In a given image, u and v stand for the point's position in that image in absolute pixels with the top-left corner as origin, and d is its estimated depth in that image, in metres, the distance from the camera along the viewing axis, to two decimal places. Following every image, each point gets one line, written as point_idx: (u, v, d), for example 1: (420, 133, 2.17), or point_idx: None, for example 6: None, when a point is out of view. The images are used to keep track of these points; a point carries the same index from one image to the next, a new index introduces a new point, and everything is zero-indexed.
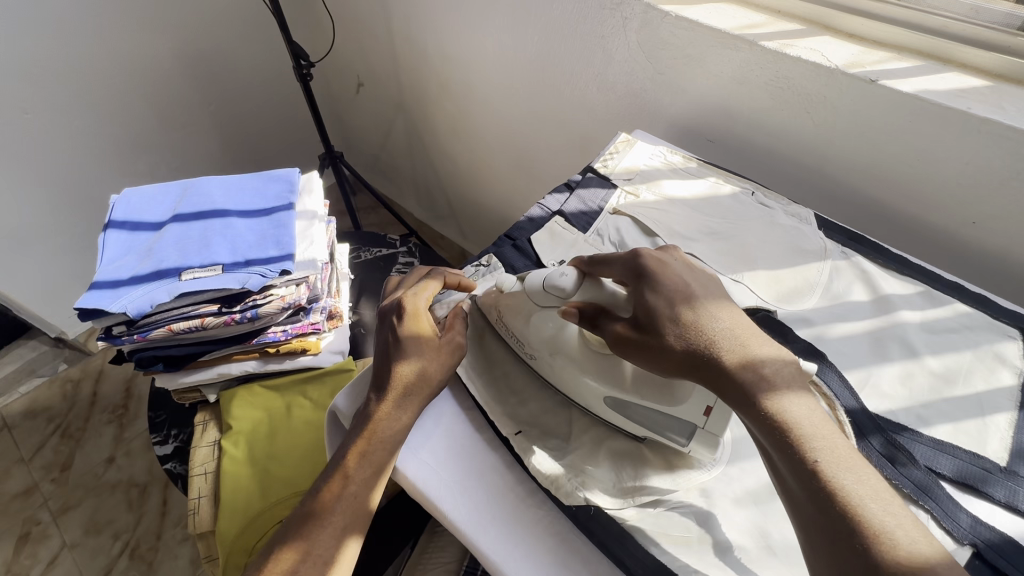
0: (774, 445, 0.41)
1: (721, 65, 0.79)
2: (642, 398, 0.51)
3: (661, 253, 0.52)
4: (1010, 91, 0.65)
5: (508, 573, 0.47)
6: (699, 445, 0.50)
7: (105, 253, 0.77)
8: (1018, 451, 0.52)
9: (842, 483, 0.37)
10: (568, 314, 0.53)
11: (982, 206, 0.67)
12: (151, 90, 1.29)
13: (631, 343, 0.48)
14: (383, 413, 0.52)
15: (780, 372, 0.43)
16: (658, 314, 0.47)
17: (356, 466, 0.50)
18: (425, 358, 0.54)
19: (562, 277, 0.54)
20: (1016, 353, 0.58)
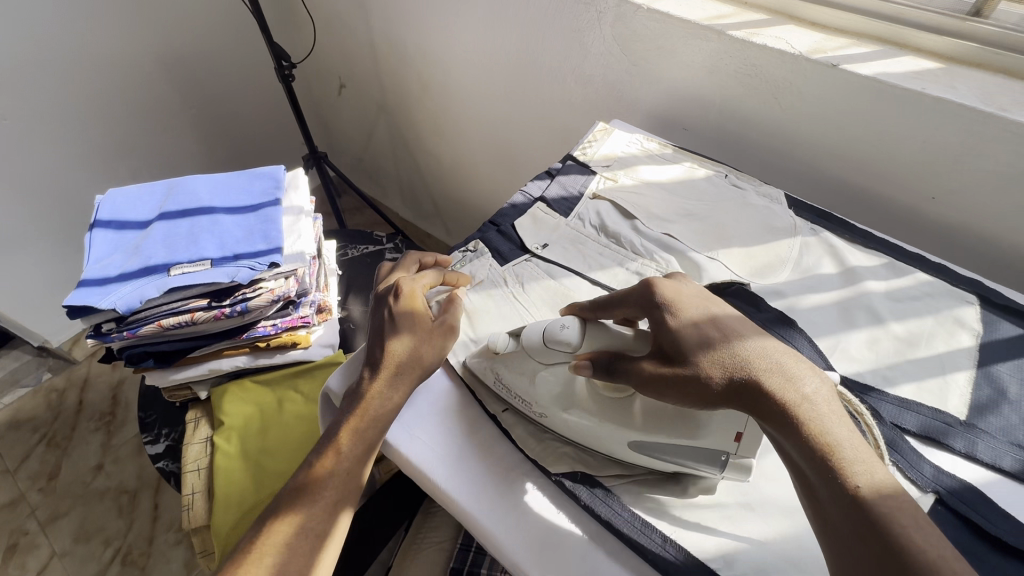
0: (816, 470, 0.39)
1: (692, 55, 0.82)
2: (666, 437, 0.49)
3: (676, 283, 0.52)
4: (961, 73, 0.69)
5: (502, 539, 0.48)
6: (731, 471, 0.49)
7: (92, 252, 0.77)
8: (976, 406, 0.55)
9: (887, 513, 0.36)
10: (580, 366, 0.51)
11: (940, 182, 0.71)
12: (130, 94, 1.29)
13: (664, 381, 0.46)
14: (378, 393, 0.53)
15: (820, 394, 0.42)
16: (688, 342, 0.46)
17: (350, 441, 0.52)
18: (419, 340, 0.56)
19: (562, 329, 0.53)
20: (973, 317, 0.62)
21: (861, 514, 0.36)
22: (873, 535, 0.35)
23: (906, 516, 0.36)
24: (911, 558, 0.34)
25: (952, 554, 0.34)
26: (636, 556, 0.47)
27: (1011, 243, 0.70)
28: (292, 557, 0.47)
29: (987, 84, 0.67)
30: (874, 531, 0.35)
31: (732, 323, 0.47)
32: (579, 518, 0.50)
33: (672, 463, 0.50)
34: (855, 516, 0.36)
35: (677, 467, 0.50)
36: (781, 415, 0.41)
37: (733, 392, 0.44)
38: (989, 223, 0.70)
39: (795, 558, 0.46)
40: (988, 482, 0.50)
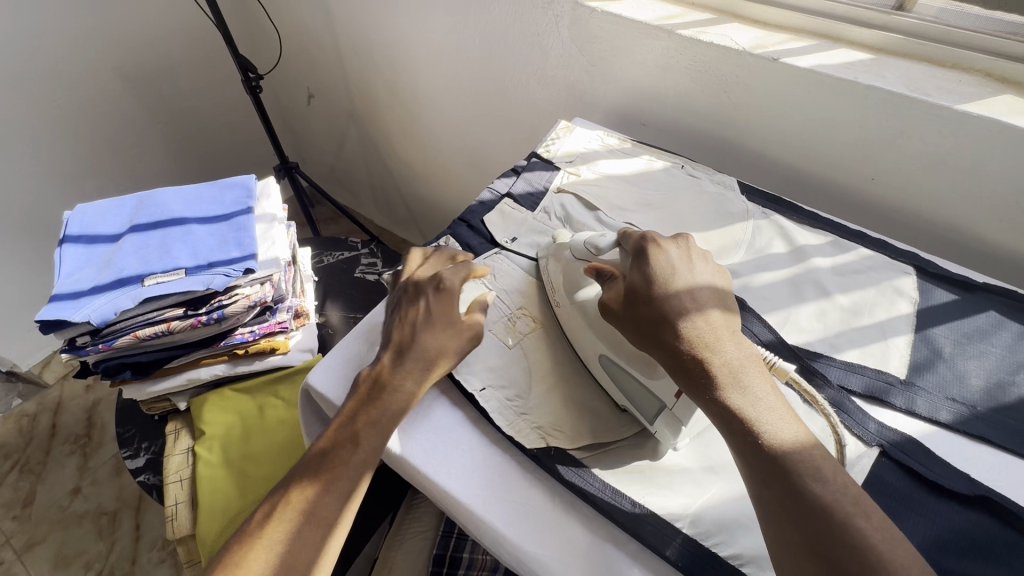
0: (725, 427, 0.45)
1: (646, 54, 0.86)
2: (629, 366, 0.55)
3: (659, 249, 0.54)
4: (890, 63, 0.75)
5: (479, 514, 0.51)
6: (663, 425, 0.53)
7: (63, 267, 0.77)
8: (914, 366, 0.60)
9: (810, 488, 0.40)
10: (589, 270, 0.58)
11: (876, 164, 0.76)
12: (94, 110, 1.28)
13: (612, 312, 0.54)
14: (401, 385, 0.55)
15: (733, 363, 0.46)
16: (639, 296, 0.51)
17: (368, 430, 0.52)
18: (448, 340, 0.58)
19: (602, 238, 0.62)
20: (911, 286, 0.67)
21: (766, 468, 0.41)
22: (774, 485, 0.41)
23: (807, 469, 0.41)
24: (822, 510, 0.38)
25: (849, 499, 0.39)
26: (608, 522, 0.51)
27: (943, 218, 0.75)
28: (302, 543, 0.47)
29: (913, 72, 0.73)
30: (775, 482, 0.41)
31: (678, 293, 0.50)
32: (553, 491, 0.53)
33: (622, 395, 0.56)
34: (763, 470, 0.42)
35: (627, 404, 0.56)
36: (690, 376, 0.47)
37: (653, 347, 0.50)
38: (922, 200, 0.76)
39: (753, 513, 0.50)
40: (926, 434, 0.55)
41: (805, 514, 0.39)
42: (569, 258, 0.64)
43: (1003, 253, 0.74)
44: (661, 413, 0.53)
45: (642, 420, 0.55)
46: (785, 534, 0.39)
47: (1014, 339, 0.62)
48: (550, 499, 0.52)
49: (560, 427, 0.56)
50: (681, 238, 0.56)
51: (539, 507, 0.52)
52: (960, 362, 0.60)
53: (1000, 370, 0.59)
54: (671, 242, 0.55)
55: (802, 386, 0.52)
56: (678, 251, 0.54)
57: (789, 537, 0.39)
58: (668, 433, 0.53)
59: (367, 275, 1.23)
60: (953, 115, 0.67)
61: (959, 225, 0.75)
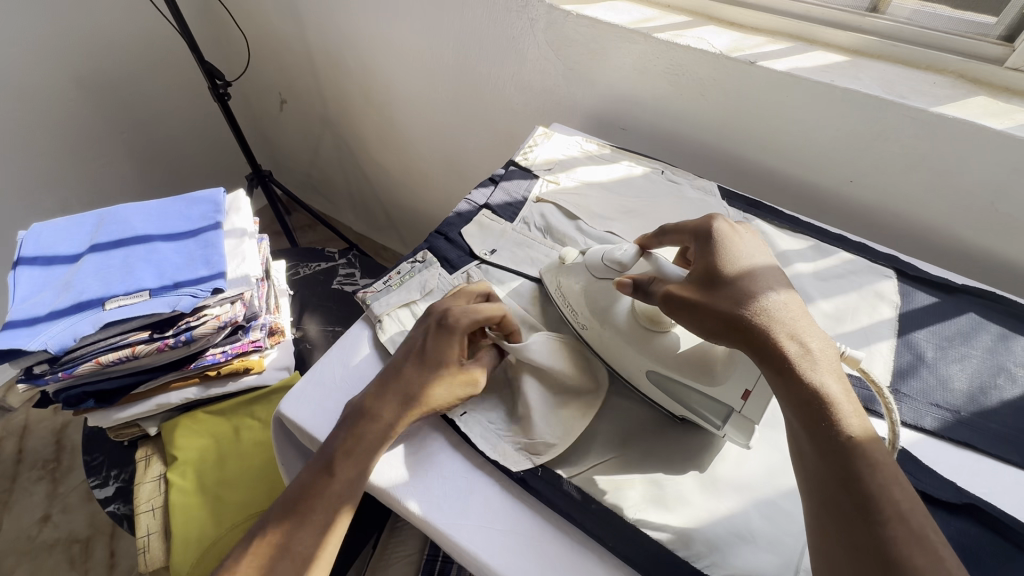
0: (806, 418, 0.41)
1: (622, 57, 0.85)
2: (684, 377, 0.53)
3: (727, 232, 0.52)
4: (865, 65, 0.75)
5: (466, 543, 0.49)
6: (733, 428, 0.51)
7: (18, 291, 0.73)
8: (898, 372, 0.60)
9: (889, 492, 0.37)
10: (623, 284, 0.55)
11: (855, 167, 0.76)
12: (51, 121, 1.22)
13: (677, 300, 0.49)
14: (377, 418, 0.52)
15: (825, 350, 0.44)
16: (721, 276, 0.49)
17: (346, 465, 0.51)
18: (433, 377, 0.55)
19: (620, 251, 0.59)
20: (892, 290, 0.67)
21: (845, 467, 0.39)
22: (853, 486, 0.38)
23: (886, 473, 0.38)
24: (891, 517, 0.36)
25: (920, 509, 0.37)
26: (598, 546, 0.49)
27: (921, 219, 0.75)
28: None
29: (889, 74, 0.73)
30: (855, 482, 0.38)
31: (761, 272, 0.48)
32: (542, 514, 0.51)
33: (681, 405, 0.54)
34: (840, 468, 0.39)
35: (687, 412, 0.54)
36: (781, 360, 0.43)
37: (736, 332, 0.45)
38: (900, 202, 0.76)
39: (742, 531, 0.49)
40: (912, 442, 0.54)
41: (881, 519, 0.36)
42: (589, 276, 0.61)
43: (979, 254, 0.74)
44: (730, 416, 0.51)
45: (708, 426, 0.53)
46: (857, 542, 0.36)
47: (994, 341, 0.62)
48: (540, 524, 0.51)
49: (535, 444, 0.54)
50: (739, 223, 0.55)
51: (529, 534, 0.50)
52: (944, 367, 0.60)
53: (982, 374, 0.59)
54: (739, 224, 0.54)
55: (873, 378, 0.46)
56: (749, 235, 0.53)
57: (863, 544, 0.36)
58: (738, 436, 0.51)
59: (345, 287, 1.20)
60: (928, 118, 0.67)
61: (937, 226, 0.75)
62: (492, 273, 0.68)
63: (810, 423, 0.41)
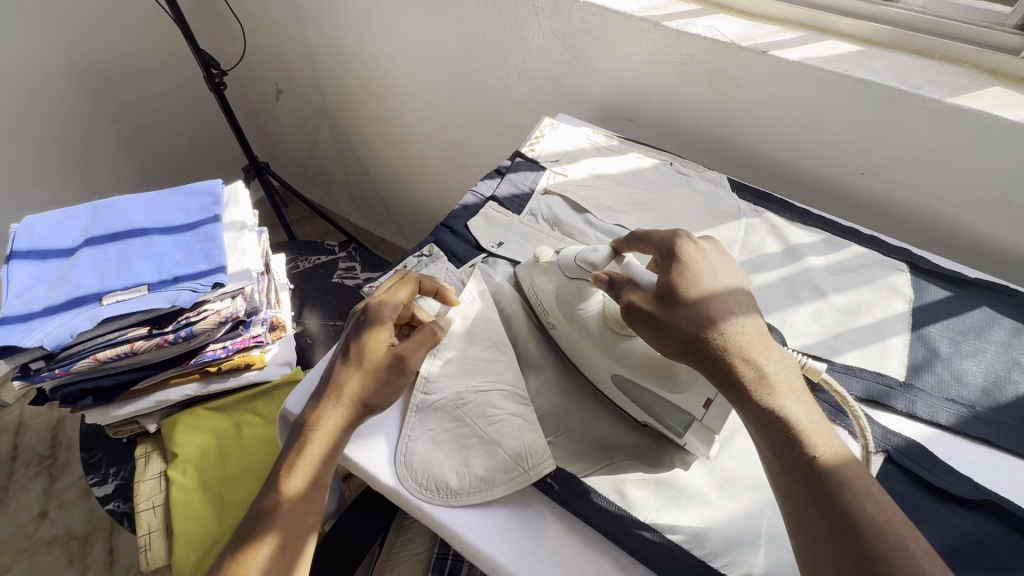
0: (775, 438, 0.40)
1: (631, 46, 0.83)
2: (649, 383, 0.53)
3: (690, 246, 0.51)
4: (878, 55, 0.73)
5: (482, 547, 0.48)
6: (695, 437, 0.51)
7: (12, 286, 0.71)
8: (913, 366, 0.59)
9: (863, 509, 0.36)
10: (597, 278, 0.55)
11: (867, 159, 0.75)
12: (41, 112, 1.19)
13: (639, 314, 0.49)
14: (317, 423, 0.50)
15: (783, 373, 0.43)
16: (678, 296, 0.47)
17: (292, 479, 0.48)
18: (366, 375, 0.52)
19: (595, 251, 0.59)
20: (905, 284, 0.66)
21: (818, 483, 0.38)
22: (827, 504, 0.37)
23: (860, 488, 0.37)
24: (872, 533, 0.35)
25: (898, 519, 0.36)
26: (615, 546, 0.48)
27: (932, 211, 0.75)
28: None
29: (903, 64, 0.72)
30: (828, 500, 0.37)
31: (717, 293, 0.47)
32: (557, 514, 0.50)
33: (643, 412, 0.54)
34: (814, 486, 0.38)
35: (649, 417, 0.54)
36: (741, 383, 0.43)
37: (693, 353, 0.45)
38: (911, 194, 0.75)
39: (760, 529, 0.48)
40: (928, 437, 0.54)
41: (861, 537, 0.35)
42: (559, 274, 0.61)
43: (990, 246, 0.74)
44: (692, 425, 0.51)
45: (670, 433, 0.52)
46: (838, 561, 0.35)
47: (1008, 335, 0.61)
48: (554, 524, 0.50)
49: (528, 455, 0.51)
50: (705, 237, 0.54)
51: (543, 534, 0.49)
52: (958, 362, 0.59)
53: (997, 368, 0.59)
54: (702, 240, 0.52)
55: (834, 387, 0.49)
56: (712, 250, 0.52)
57: (844, 562, 0.34)
58: (699, 445, 0.51)
59: (345, 280, 1.18)
60: (944, 109, 0.66)
61: (949, 219, 0.74)
62: (500, 267, 0.67)
63: (779, 443, 0.40)
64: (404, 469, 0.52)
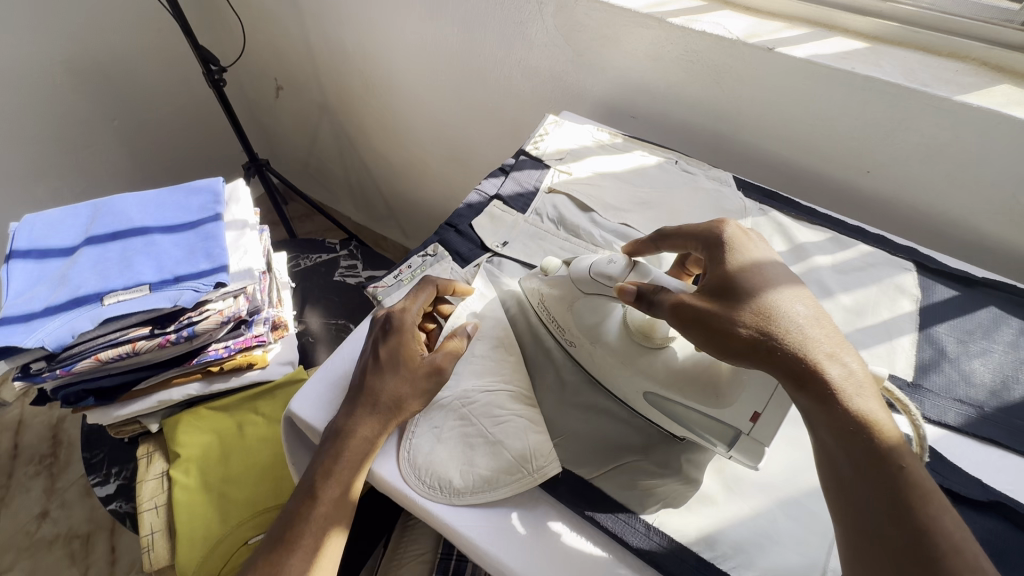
0: (852, 444, 0.38)
1: (635, 43, 0.82)
2: (687, 400, 0.51)
3: (744, 245, 0.50)
4: (885, 52, 0.73)
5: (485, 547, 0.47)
6: (742, 452, 0.49)
7: (12, 286, 0.70)
8: (920, 366, 0.59)
9: (941, 525, 0.35)
10: (624, 290, 0.51)
11: (874, 157, 0.74)
12: (38, 109, 1.18)
13: (694, 311, 0.46)
14: (351, 431, 0.50)
15: (865, 372, 0.42)
16: (737, 294, 0.46)
17: (327, 486, 0.49)
18: (398, 382, 0.52)
19: (609, 263, 0.55)
20: (912, 283, 0.66)
21: (894, 494, 0.36)
22: (906, 517, 0.35)
23: (934, 503, 0.36)
24: (945, 552, 0.34)
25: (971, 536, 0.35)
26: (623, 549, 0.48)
27: (939, 210, 0.74)
28: None
29: (910, 61, 0.71)
30: (908, 513, 0.36)
31: (781, 293, 0.45)
32: (564, 517, 0.50)
33: (684, 428, 0.51)
34: (892, 496, 0.36)
35: (688, 433, 0.52)
36: (822, 384, 0.40)
37: (767, 354, 0.42)
38: (919, 192, 0.74)
39: (770, 532, 0.48)
40: (936, 438, 0.54)
41: (937, 555, 0.34)
42: (575, 291, 0.57)
43: (997, 246, 0.73)
44: (736, 439, 0.49)
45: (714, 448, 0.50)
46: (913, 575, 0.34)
47: (1016, 335, 0.61)
48: (561, 527, 0.49)
49: (534, 457, 0.51)
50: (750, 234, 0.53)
51: (550, 537, 0.48)
52: (966, 362, 0.59)
53: (1005, 369, 0.59)
54: (751, 240, 0.51)
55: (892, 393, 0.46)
56: (765, 250, 0.50)
57: None
58: (746, 459, 0.49)
59: (346, 279, 1.17)
60: (952, 107, 0.65)
61: (955, 218, 0.74)
62: (505, 268, 0.67)
63: (856, 449, 0.38)
64: (409, 465, 0.52)
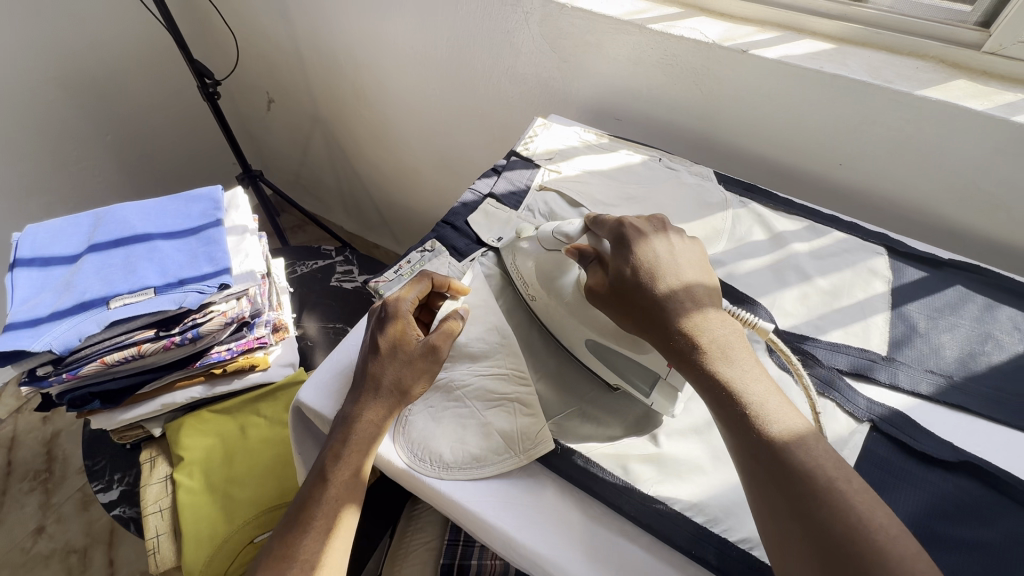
0: (751, 454, 0.42)
1: (617, 48, 0.86)
2: (619, 345, 0.56)
3: (643, 224, 0.56)
4: (850, 53, 0.78)
5: (476, 510, 0.50)
6: (660, 396, 0.54)
7: (17, 293, 0.72)
8: (894, 341, 0.63)
9: (841, 517, 0.38)
10: (567, 253, 0.59)
11: (845, 151, 0.79)
12: (34, 125, 1.20)
13: (599, 295, 0.55)
14: (359, 416, 0.52)
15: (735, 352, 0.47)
16: (623, 282, 0.52)
17: (338, 469, 0.51)
18: (398, 367, 0.54)
19: (569, 224, 0.62)
20: (884, 266, 0.70)
21: (793, 494, 0.39)
22: (802, 513, 0.38)
23: (836, 497, 0.38)
24: (840, 534, 0.37)
25: (837, 471, 0.40)
26: (619, 516, 0.50)
27: (906, 199, 0.79)
28: None
29: (874, 60, 0.76)
30: (765, 451, 0.41)
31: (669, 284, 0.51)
32: (563, 488, 0.52)
33: (614, 373, 0.57)
34: (790, 495, 0.39)
35: (622, 382, 0.57)
36: (685, 357, 0.47)
37: (650, 331, 0.50)
38: (888, 182, 0.79)
39: None
40: (909, 406, 0.57)
41: (833, 543, 0.37)
42: (539, 249, 0.64)
43: (961, 230, 0.78)
44: (657, 383, 0.54)
45: (638, 395, 0.56)
46: (804, 550, 0.37)
47: (980, 311, 0.65)
48: (559, 496, 0.52)
49: (520, 438, 0.54)
50: (653, 218, 0.57)
51: (550, 507, 0.51)
52: (935, 336, 0.63)
53: (971, 341, 0.63)
54: (647, 227, 0.56)
55: (778, 346, 0.53)
56: (657, 240, 0.55)
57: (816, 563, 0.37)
58: (664, 403, 0.54)
59: (343, 283, 1.19)
60: (913, 101, 0.70)
61: (922, 205, 0.79)
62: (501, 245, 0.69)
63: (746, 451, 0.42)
64: (402, 439, 0.55)
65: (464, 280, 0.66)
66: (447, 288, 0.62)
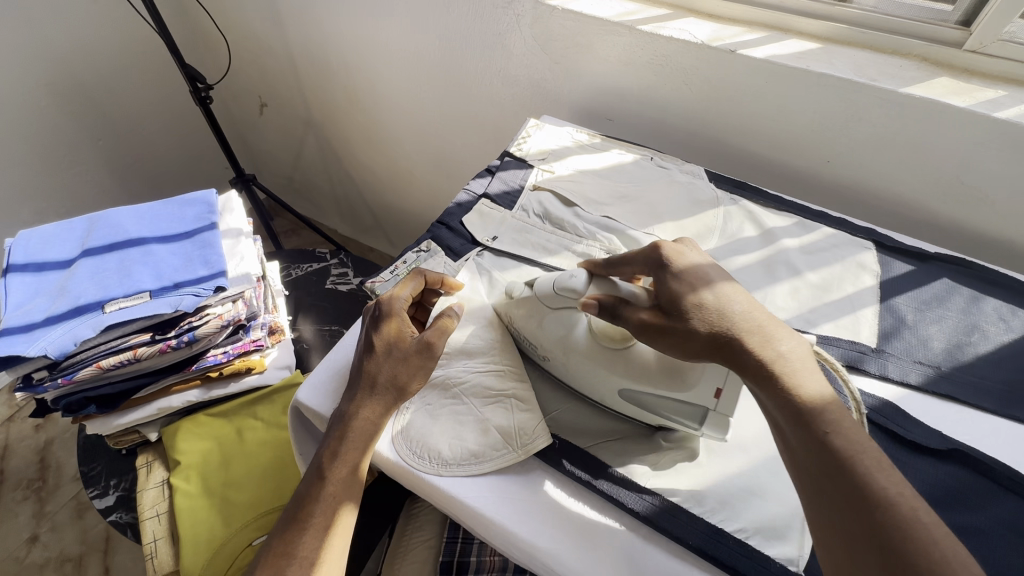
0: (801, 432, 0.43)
1: (607, 50, 0.88)
2: (655, 389, 0.53)
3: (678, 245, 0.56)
4: (836, 52, 0.79)
5: (471, 504, 0.51)
6: (710, 427, 0.52)
7: (11, 298, 0.71)
8: (883, 333, 0.64)
9: (886, 492, 0.39)
10: (587, 305, 0.53)
11: (833, 148, 0.80)
12: (24, 131, 1.19)
13: (652, 332, 0.51)
14: (355, 413, 0.52)
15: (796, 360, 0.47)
16: (679, 304, 0.50)
17: (334, 467, 0.51)
18: (393, 365, 0.54)
19: (572, 277, 0.56)
20: (872, 260, 0.71)
21: (839, 468, 0.40)
22: (847, 486, 0.39)
23: (882, 472, 0.40)
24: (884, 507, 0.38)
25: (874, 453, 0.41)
26: (616, 509, 0.51)
27: (893, 194, 0.81)
28: None
29: (859, 59, 0.78)
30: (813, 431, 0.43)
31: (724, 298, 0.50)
32: (561, 482, 0.53)
33: (654, 414, 0.54)
34: (835, 469, 0.40)
35: (661, 419, 0.54)
36: (759, 365, 0.47)
37: (717, 350, 0.48)
38: (875, 178, 0.80)
39: (753, 488, 0.52)
40: (898, 396, 0.59)
41: (876, 514, 0.38)
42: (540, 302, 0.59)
43: (947, 224, 0.80)
44: (705, 416, 0.52)
45: (686, 429, 0.53)
46: (847, 521, 0.38)
47: (967, 302, 0.67)
48: (557, 490, 0.52)
49: (517, 435, 0.54)
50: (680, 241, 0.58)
51: (548, 501, 0.51)
52: (923, 328, 0.64)
53: (958, 333, 0.64)
54: (682, 246, 0.56)
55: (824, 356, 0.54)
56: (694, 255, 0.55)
57: (862, 533, 0.37)
58: (715, 433, 0.52)
59: (338, 286, 1.20)
60: (898, 99, 0.72)
61: (909, 200, 0.80)
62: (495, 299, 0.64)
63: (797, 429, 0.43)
64: (402, 437, 0.55)
65: (459, 278, 0.67)
66: (441, 284, 0.62)
